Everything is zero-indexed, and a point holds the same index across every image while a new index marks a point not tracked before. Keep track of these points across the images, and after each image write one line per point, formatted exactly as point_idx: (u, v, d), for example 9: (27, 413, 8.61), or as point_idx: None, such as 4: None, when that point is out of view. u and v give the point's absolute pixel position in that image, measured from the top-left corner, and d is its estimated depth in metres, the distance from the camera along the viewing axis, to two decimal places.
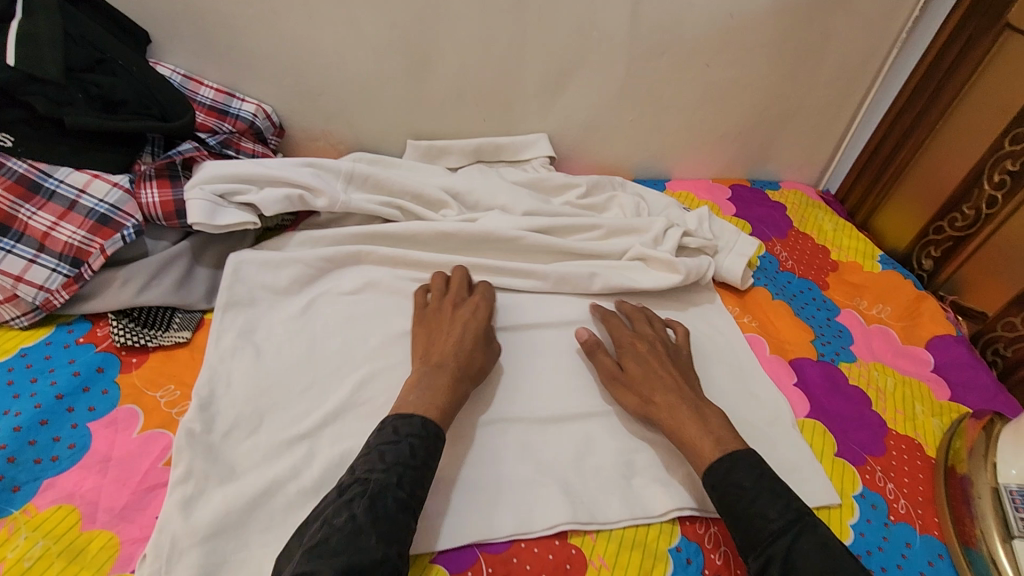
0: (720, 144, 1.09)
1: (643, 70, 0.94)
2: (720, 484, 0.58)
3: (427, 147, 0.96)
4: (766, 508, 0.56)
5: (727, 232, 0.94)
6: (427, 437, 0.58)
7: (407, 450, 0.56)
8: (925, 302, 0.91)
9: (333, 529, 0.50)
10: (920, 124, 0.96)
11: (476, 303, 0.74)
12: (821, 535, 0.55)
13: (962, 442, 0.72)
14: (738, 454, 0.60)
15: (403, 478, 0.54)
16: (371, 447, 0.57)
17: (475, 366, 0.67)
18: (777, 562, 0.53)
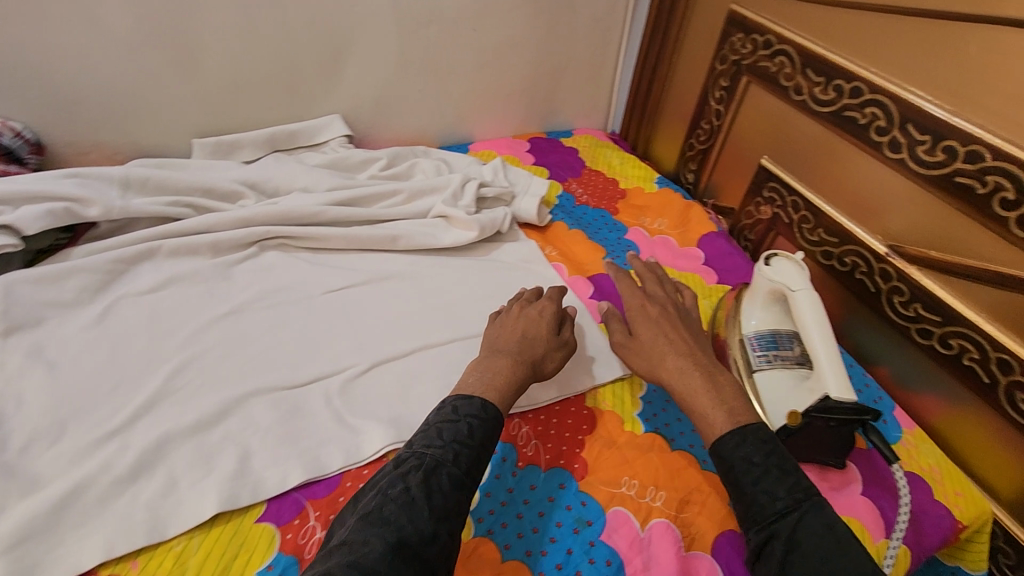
0: (510, 104, 1.18)
1: (416, 40, 1.00)
2: (728, 454, 0.58)
3: (215, 143, 0.95)
4: (772, 486, 0.54)
5: (521, 178, 1.04)
6: (488, 419, 0.59)
7: (466, 430, 0.57)
8: (692, 210, 1.07)
9: (387, 499, 0.50)
10: (663, 59, 1.13)
11: (542, 305, 0.76)
12: (829, 516, 0.52)
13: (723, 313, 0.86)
14: (752, 428, 0.59)
15: (460, 456, 0.55)
16: (431, 424, 0.58)
17: (540, 348, 0.70)
18: (780, 539, 0.51)
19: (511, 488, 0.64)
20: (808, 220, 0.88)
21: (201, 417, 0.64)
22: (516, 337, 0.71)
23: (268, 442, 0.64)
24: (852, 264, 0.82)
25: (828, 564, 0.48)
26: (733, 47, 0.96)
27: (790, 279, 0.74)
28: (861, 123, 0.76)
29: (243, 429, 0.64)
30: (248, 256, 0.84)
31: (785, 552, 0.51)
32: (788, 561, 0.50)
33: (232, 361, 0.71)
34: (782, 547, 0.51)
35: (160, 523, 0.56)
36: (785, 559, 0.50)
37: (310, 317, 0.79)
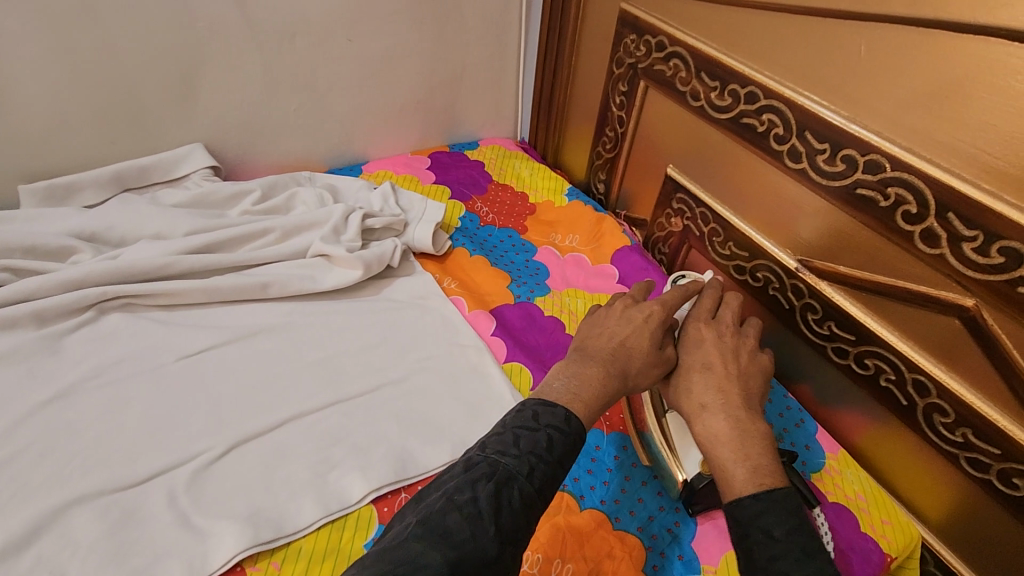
0: (404, 119, 1.08)
1: (279, 57, 0.89)
2: (745, 521, 0.46)
3: (47, 188, 0.81)
4: (792, 570, 0.41)
5: (415, 203, 0.94)
6: (572, 435, 0.48)
7: (545, 442, 0.47)
8: (604, 223, 1.00)
9: (451, 507, 0.41)
10: (561, 61, 1.05)
11: (649, 307, 0.61)
12: None
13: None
14: (780, 494, 0.46)
15: (536, 472, 0.45)
16: (508, 427, 0.48)
17: (634, 362, 0.56)
18: None
19: None
20: (717, 232, 0.82)
21: (2, 543, 0.53)
22: (609, 334, 0.58)
23: (89, 564, 0.53)
24: (764, 279, 0.77)
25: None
26: (627, 50, 0.88)
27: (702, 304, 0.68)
28: (759, 132, 0.71)
29: (59, 551, 0.54)
30: (82, 323, 0.72)
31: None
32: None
33: (52, 463, 0.60)
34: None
35: None
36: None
37: (157, 391, 0.67)
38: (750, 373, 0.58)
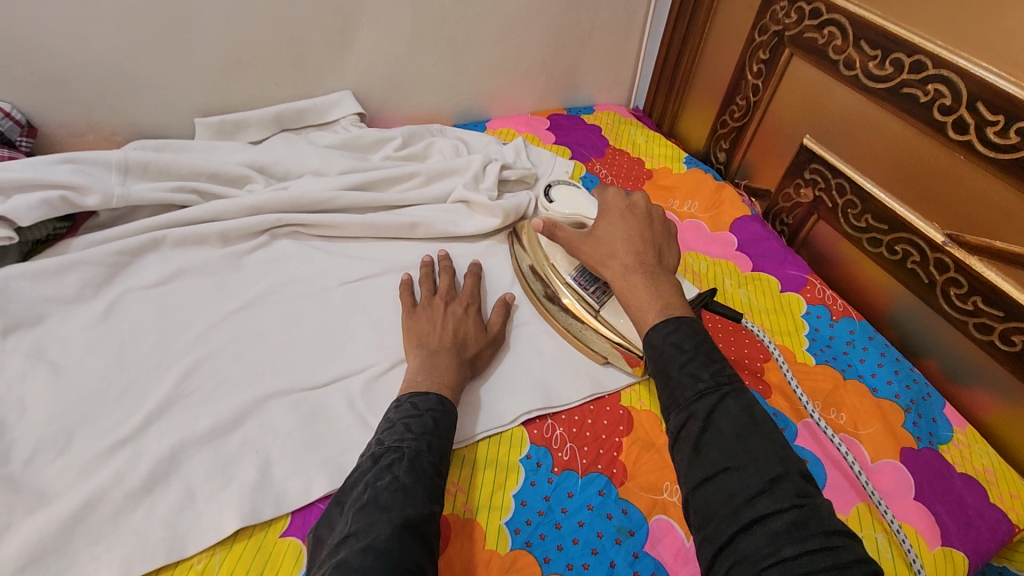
0: (528, 78, 1.11)
1: (430, 10, 0.93)
2: (659, 341, 0.54)
3: (219, 123, 0.88)
4: (697, 369, 0.51)
5: (544, 159, 0.99)
6: (447, 413, 0.59)
7: (430, 423, 0.57)
8: (724, 191, 1.01)
9: (380, 489, 0.49)
10: (695, 28, 1.07)
11: (466, 304, 0.72)
12: (750, 398, 0.50)
13: (525, 261, 0.81)
14: (688, 319, 0.55)
15: (432, 445, 0.55)
16: (395, 421, 0.57)
17: (469, 351, 0.67)
18: (698, 418, 0.49)
19: (548, 496, 0.61)
20: (854, 204, 0.82)
21: (216, 423, 0.60)
22: (439, 329, 0.68)
23: (289, 448, 0.60)
24: (903, 253, 0.77)
25: (744, 438, 0.47)
26: (775, 16, 0.89)
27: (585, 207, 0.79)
28: (922, 102, 0.70)
29: (262, 435, 0.61)
30: (259, 246, 0.79)
31: (702, 431, 0.48)
32: (703, 442, 0.48)
33: (247, 362, 0.67)
34: (699, 425, 0.48)
35: (179, 539, 0.52)
36: (700, 437, 0.48)
37: (326, 310, 0.74)
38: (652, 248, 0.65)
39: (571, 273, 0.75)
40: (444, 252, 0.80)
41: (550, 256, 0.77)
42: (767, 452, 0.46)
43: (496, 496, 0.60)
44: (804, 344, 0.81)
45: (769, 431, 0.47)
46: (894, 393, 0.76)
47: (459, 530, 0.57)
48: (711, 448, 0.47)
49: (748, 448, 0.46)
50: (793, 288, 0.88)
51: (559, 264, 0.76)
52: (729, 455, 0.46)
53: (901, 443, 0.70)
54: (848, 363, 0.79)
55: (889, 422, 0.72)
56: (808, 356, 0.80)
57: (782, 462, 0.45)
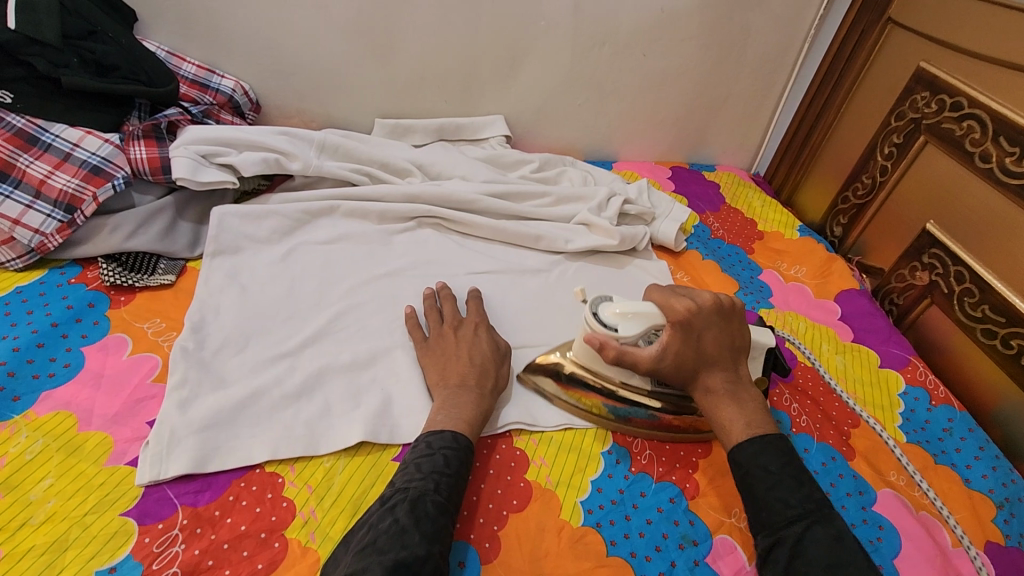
0: (659, 130, 1.21)
1: (588, 58, 1.05)
2: (744, 461, 0.59)
3: (393, 125, 1.05)
4: (785, 494, 0.56)
5: (663, 202, 1.06)
6: (461, 450, 0.59)
7: (442, 462, 0.57)
8: (835, 263, 1.04)
9: (380, 532, 0.51)
10: (829, 107, 1.12)
11: (475, 324, 0.74)
12: (838, 527, 0.54)
13: (551, 388, 0.72)
14: (773, 437, 0.60)
15: (441, 484, 0.55)
16: (409, 460, 0.58)
17: (491, 370, 0.69)
18: (786, 545, 0.53)
19: (621, 489, 0.66)
20: (971, 293, 0.83)
21: (355, 358, 0.72)
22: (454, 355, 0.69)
23: (407, 393, 0.69)
24: (1019, 347, 0.77)
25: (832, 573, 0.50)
26: (915, 105, 0.94)
27: (649, 313, 0.64)
28: None
29: (388, 377, 0.71)
30: (407, 228, 0.92)
31: (789, 559, 0.52)
32: (792, 567, 0.52)
33: (384, 317, 0.78)
34: (788, 554, 0.53)
35: (314, 439, 0.63)
36: (789, 563, 0.52)
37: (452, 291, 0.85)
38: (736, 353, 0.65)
39: (648, 383, 0.70)
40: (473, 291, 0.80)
41: (603, 373, 0.70)
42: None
43: (576, 477, 0.66)
44: (897, 421, 0.81)
45: (860, 564, 0.51)
46: (988, 487, 0.74)
47: (539, 495, 0.64)
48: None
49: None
50: (893, 365, 0.88)
51: (619, 376, 0.70)
52: None
53: (988, 535, 0.69)
54: (942, 448, 0.78)
55: (978, 515, 0.71)
56: (900, 433, 0.79)
57: None
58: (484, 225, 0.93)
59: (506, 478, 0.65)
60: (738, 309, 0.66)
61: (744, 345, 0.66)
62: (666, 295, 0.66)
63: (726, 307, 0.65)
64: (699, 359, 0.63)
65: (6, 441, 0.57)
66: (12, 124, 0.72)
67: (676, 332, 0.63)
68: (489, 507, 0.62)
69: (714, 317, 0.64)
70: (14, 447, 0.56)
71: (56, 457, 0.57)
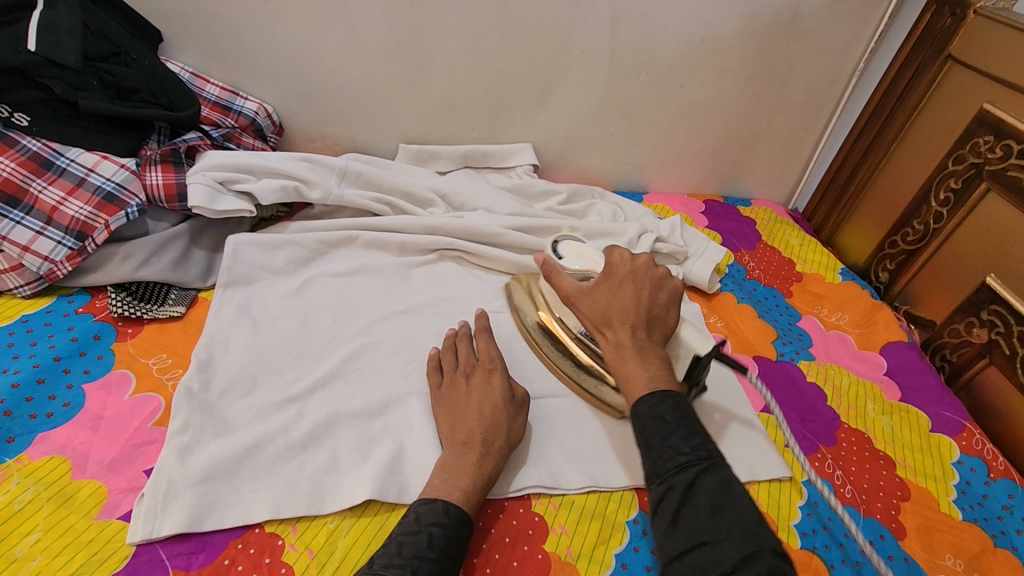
0: (693, 162, 1.16)
1: (622, 87, 1.01)
2: (643, 411, 0.58)
3: (417, 151, 1.01)
4: (680, 442, 0.55)
5: (696, 240, 1.01)
6: (451, 527, 0.53)
7: (426, 541, 0.52)
8: (881, 311, 0.97)
9: None
10: (877, 145, 1.06)
11: (490, 369, 0.68)
12: (726, 475, 0.53)
13: (518, 296, 0.84)
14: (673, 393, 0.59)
15: (418, 572, 0.49)
16: (393, 538, 0.53)
17: (503, 424, 0.63)
18: (676, 491, 0.52)
19: (648, 566, 0.60)
20: None
21: (367, 405, 0.67)
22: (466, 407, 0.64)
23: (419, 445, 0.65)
24: None
25: (716, 514, 0.49)
26: (976, 149, 0.87)
27: (593, 259, 0.78)
28: None
29: (400, 427, 0.67)
30: (428, 262, 0.88)
31: (678, 504, 0.51)
32: (680, 514, 0.51)
33: (399, 358, 0.74)
34: (675, 498, 0.52)
35: (317, 496, 0.59)
36: (678, 510, 0.51)
37: None
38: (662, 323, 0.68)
39: (577, 327, 0.75)
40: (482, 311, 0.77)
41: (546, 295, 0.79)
42: (740, 528, 0.48)
43: (598, 550, 0.61)
44: (951, 495, 0.74)
45: (742, 508, 0.50)
46: None
47: (558, 569, 0.58)
48: (686, 522, 0.50)
49: (722, 522, 0.49)
50: (945, 431, 0.81)
51: (557, 309, 0.77)
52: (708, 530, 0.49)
53: None
54: (1003, 529, 0.71)
55: None
56: (955, 509, 0.72)
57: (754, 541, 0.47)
58: (508, 261, 0.88)
59: (522, 548, 0.60)
60: (670, 286, 0.72)
61: (666, 316, 0.70)
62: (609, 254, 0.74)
63: (659, 275, 0.72)
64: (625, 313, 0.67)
65: None
66: (26, 147, 0.69)
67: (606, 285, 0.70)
68: None
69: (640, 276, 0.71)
70: (3, 496, 0.53)
71: (46, 508, 0.53)
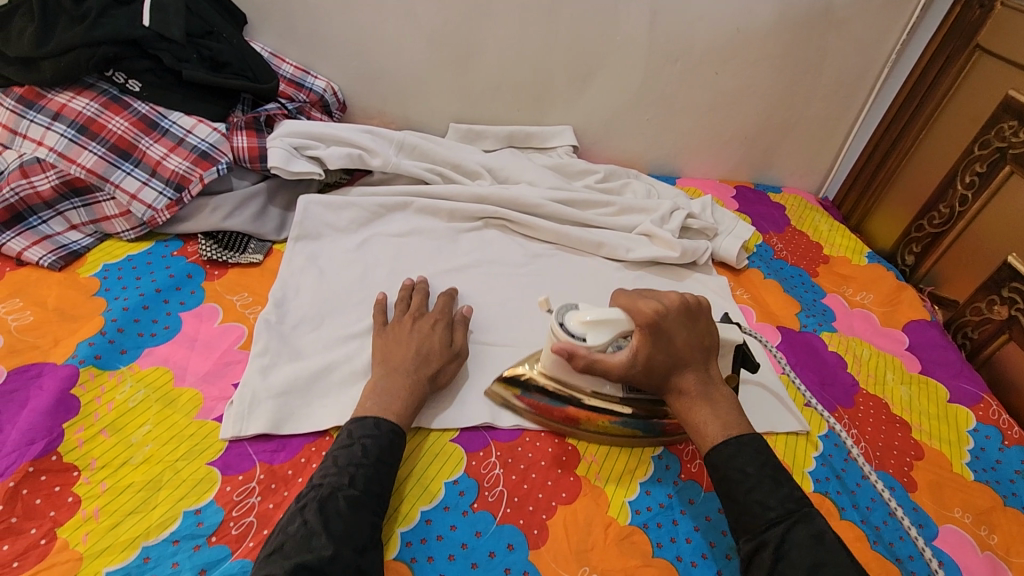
0: (725, 149, 1.21)
1: (660, 74, 1.07)
2: (721, 464, 0.58)
3: (466, 130, 1.10)
4: (765, 497, 0.55)
5: (726, 219, 1.06)
6: (382, 438, 0.59)
7: (359, 453, 0.57)
8: (905, 292, 1.01)
9: (289, 536, 0.50)
10: (906, 134, 1.10)
11: (432, 319, 0.73)
12: (817, 526, 0.53)
13: (516, 402, 0.70)
14: (747, 438, 0.59)
15: (356, 477, 0.55)
16: (328, 454, 0.58)
17: (434, 365, 0.68)
18: (769, 548, 0.52)
19: (670, 495, 0.66)
20: None
21: None
22: (404, 344, 0.69)
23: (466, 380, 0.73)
24: None
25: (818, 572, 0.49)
26: (1001, 134, 0.91)
27: (617, 320, 0.62)
28: None
29: None
30: (474, 228, 0.96)
31: (774, 561, 0.51)
32: (776, 569, 0.51)
33: None
34: (771, 557, 0.51)
35: None
36: (774, 566, 0.51)
37: (512, 288, 0.88)
38: (708, 360, 0.64)
39: (620, 391, 0.68)
40: (423, 276, 0.82)
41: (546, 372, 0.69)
42: None
43: (625, 478, 0.67)
44: (965, 458, 0.78)
45: (841, 561, 0.50)
46: None
47: (588, 491, 0.65)
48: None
49: None
50: (963, 401, 0.85)
51: (590, 386, 0.68)
52: None
53: None
54: (1013, 491, 0.75)
55: None
56: (967, 471, 0.76)
57: None
58: (548, 229, 0.95)
59: (557, 471, 0.66)
60: (706, 310, 0.66)
61: (712, 345, 0.65)
62: (632, 298, 0.64)
63: (692, 304, 0.65)
64: (670, 361, 0.61)
65: (114, 388, 0.63)
66: (137, 110, 0.80)
67: (646, 333, 0.61)
68: (540, 497, 0.63)
69: (679, 313, 0.63)
70: (120, 395, 0.63)
71: (154, 407, 0.63)
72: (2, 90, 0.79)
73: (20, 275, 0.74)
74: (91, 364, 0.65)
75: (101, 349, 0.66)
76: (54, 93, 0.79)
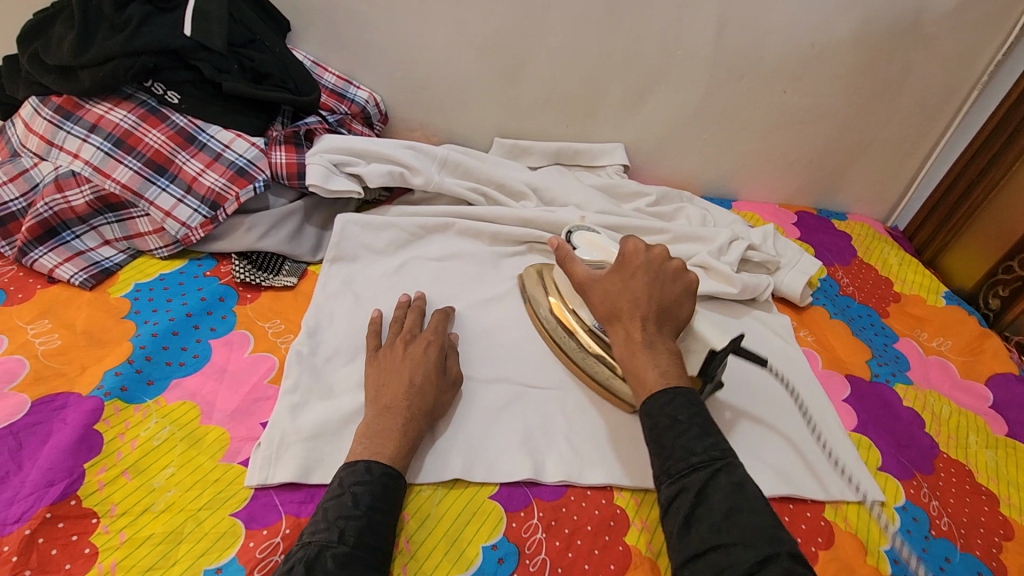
0: (787, 172, 1.12)
1: (722, 91, 1.00)
2: (655, 411, 0.58)
3: (511, 145, 1.04)
4: (691, 443, 0.55)
5: (789, 251, 0.98)
6: (374, 483, 0.54)
7: (347, 502, 0.53)
8: (988, 340, 0.91)
9: None
10: (995, 165, 1.00)
11: (425, 340, 0.68)
12: (740, 476, 0.53)
13: (532, 291, 0.81)
14: (685, 390, 0.59)
15: (346, 531, 0.51)
16: (316, 505, 0.54)
17: (431, 396, 0.63)
18: (690, 492, 0.52)
19: None
20: None
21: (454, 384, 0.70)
22: (395, 375, 0.63)
23: (507, 426, 0.67)
24: None
25: (733, 518, 0.49)
26: None
27: (608, 250, 0.77)
28: None
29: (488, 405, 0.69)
30: (518, 253, 0.90)
31: (692, 505, 0.51)
32: (694, 514, 0.51)
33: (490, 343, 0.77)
34: (688, 498, 0.52)
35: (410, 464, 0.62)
36: (691, 511, 0.51)
37: None
38: (671, 321, 0.66)
39: (592, 319, 0.73)
40: (421, 292, 0.77)
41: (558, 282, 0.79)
42: (758, 530, 0.48)
43: None
44: None
45: (757, 509, 0.50)
46: None
47: (638, 563, 0.59)
48: (700, 523, 0.50)
49: (740, 524, 0.49)
50: None
51: (572, 301, 0.75)
52: (719, 531, 0.49)
53: None
54: None
55: None
56: None
57: (772, 542, 0.48)
58: None
59: (604, 537, 0.60)
60: (686, 276, 0.68)
61: (679, 309, 0.67)
62: (631, 239, 0.74)
63: (673, 265, 0.69)
64: (626, 300, 0.66)
65: (138, 424, 0.60)
66: (175, 123, 0.77)
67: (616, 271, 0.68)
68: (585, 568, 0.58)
69: (651, 266, 0.68)
70: (144, 432, 0.59)
71: (179, 447, 0.59)
72: (41, 99, 0.77)
73: (51, 293, 0.71)
74: (116, 397, 0.61)
75: (128, 379, 0.63)
76: (92, 103, 0.76)
